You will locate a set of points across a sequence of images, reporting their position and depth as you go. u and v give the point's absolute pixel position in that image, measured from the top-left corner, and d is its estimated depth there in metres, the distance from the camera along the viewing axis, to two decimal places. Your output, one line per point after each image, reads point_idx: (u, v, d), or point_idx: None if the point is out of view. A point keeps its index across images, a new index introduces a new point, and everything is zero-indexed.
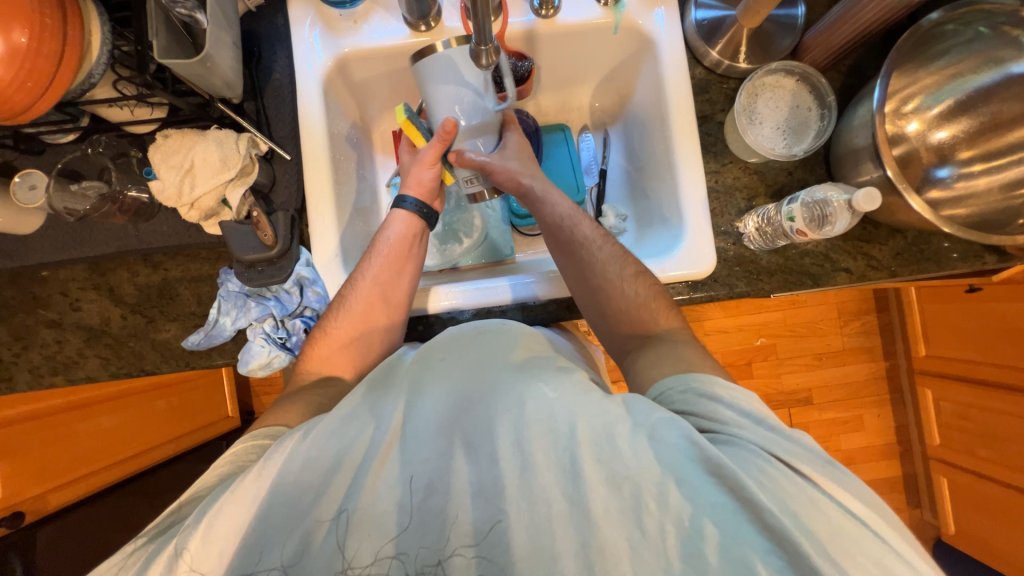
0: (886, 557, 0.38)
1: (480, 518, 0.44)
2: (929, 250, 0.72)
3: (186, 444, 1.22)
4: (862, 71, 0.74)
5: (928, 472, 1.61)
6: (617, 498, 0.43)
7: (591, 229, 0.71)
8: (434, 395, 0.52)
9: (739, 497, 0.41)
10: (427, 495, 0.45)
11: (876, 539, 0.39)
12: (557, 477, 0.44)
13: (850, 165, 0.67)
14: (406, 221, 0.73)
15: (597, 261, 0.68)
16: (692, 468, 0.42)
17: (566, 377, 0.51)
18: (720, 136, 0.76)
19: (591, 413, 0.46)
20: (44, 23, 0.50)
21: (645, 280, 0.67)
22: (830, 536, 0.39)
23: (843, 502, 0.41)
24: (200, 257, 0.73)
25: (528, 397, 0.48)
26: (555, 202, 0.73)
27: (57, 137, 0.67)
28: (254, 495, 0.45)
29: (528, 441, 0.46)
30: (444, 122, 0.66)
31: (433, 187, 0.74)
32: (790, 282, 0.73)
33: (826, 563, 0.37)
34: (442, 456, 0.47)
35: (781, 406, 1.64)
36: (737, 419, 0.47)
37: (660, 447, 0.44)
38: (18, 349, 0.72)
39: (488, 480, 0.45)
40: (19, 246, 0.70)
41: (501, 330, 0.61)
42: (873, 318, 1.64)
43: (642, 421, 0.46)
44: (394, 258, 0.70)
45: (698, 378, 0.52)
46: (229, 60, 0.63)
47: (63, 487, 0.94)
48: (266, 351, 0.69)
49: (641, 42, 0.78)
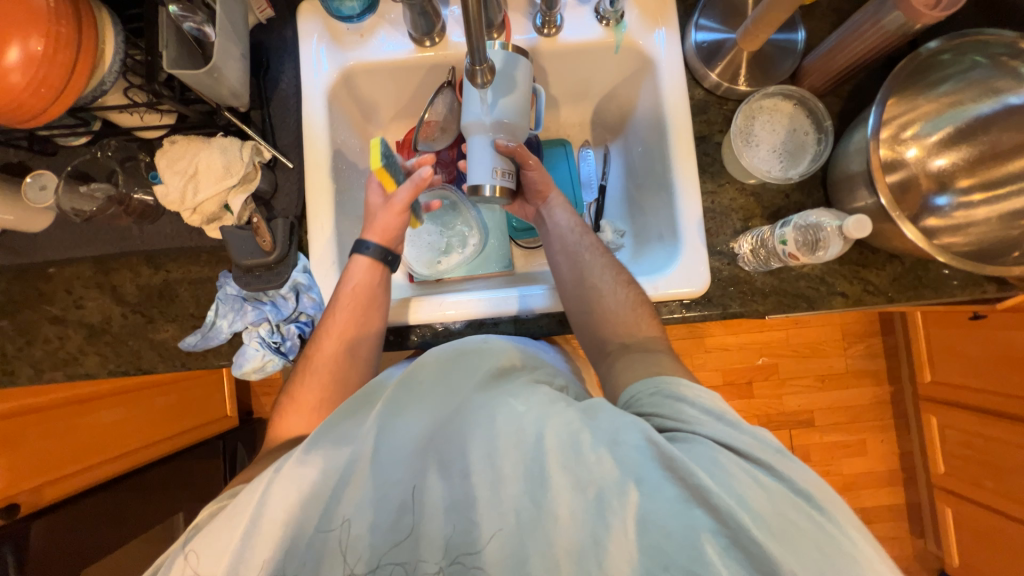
0: (825, 533, 0.43)
1: (453, 529, 0.48)
2: (928, 277, 0.72)
3: (184, 442, 1.23)
4: (861, 96, 0.74)
5: (932, 501, 1.57)
6: (583, 503, 0.46)
7: (592, 242, 0.76)
8: (411, 413, 0.55)
9: (694, 492, 0.44)
10: (403, 513, 0.49)
11: (818, 517, 0.43)
12: (525, 486, 0.48)
13: (846, 190, 0.67)
14: (368, 269, 0.72)
15: (595, 269, 0.73)
16: (651, 468, 0.46)
17: (535, 389, 0.55)
18: (718, 156, 0.77)
19: (557, 423, 0.50)
20: (59, 32, 0.52)
21: (636, 289, 0.70)
22: (774, 518, 0.43)
23: (790, 486, 0.45)
24: (201, 260, 0.74)
25: (498, 415, 0.52)
26: (565, 214, 0.78)
27: (70, 139, 0.69)
28: (235, 527, 0.48)
29: (499, 456, 0.49)
30: (423, 171, 0.72)
31: (397, 233, 0.75)
32: (785, 304, 0.73)
33: (768, 541, 0.42)
34: (417, 471, 0.51)
35: (781, 427, 1.61)
36: (698, 417, 0.51)
37: (622, 450, 0.47)
38: (21, 344, 0.74)
39: (461, 493, 0.49)
40: (29, 243, 0.72)
41: (480, 349, 0.61)
42: (878, 341, 1.62)
43: (605, 427, 0.49)
44: (357, 313, 0.69)
45: (666, 380, 0.56)
46: (236, 71, 0.65)
47: (63, 479, 0.95)
48: (260, 354, 0.71)
49: (642, 62, 0.79)
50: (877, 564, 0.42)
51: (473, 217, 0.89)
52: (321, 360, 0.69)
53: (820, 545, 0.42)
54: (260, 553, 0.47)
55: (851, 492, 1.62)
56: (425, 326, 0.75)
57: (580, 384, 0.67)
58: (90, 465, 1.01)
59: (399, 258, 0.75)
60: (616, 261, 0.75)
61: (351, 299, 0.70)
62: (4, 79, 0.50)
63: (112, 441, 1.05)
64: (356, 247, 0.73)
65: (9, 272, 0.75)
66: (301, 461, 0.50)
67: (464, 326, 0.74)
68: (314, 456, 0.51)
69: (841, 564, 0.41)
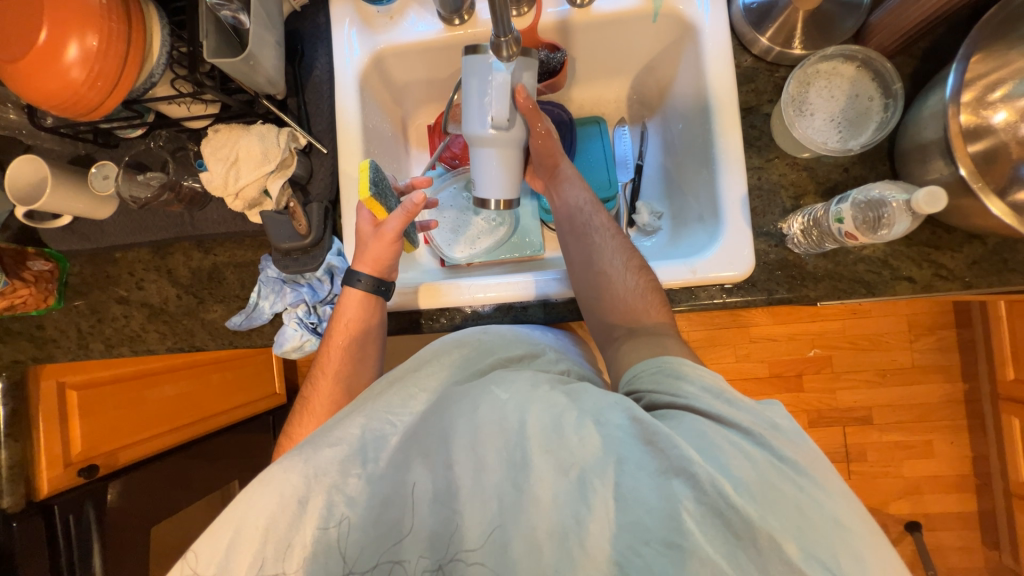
0: (806, 494, 0.44)
1: (438, 517, 0.50)
2: (1015, 260, 0.63)
3: (240, 416, 1.32)
4: (937, 57, 0.66)
5: (1010, 512, 1.42)
6: (565, 484, 0.47)
7: (605, 222, 0.72)
8: (395, 406, 0.56)
9: (674, 463, 0.46)
10: (383, 508, 0.51)
11: (800, 480, 0.45)
12: (507, 470, 0.49)
13: (917, 162, 0.60)
14: (359, 302, 0.72)
15: (601, 249, 0.70)
16: (631, 445, 0.47)
17: (516, 375, 0.56)
18: (766, 129, 0.71)
19: (538, 409, 0.51)
20: (110, 27, 0.55)
21: (647, 276, 0.67)
22: (758, 485, 0.44)
23: (776, 453, 0.46)
24: (245, 244, 0.79)
25: (482, 403, 0.53)
26: (577, 190, 0.75)
27: (128, 132, 0.73)
28: (227, 528, 0.49)
29: (481, 444, 0.51)
30: (414, 196, 0.69)
31: (389, 263, 0.72)
32: (840, 290, 0.66)
33: (752, 508, 0.43)
34: (402, 464, 0.52)
35: (833, 424, 1.51)
36: (696, 393, 0.51)
37: (605, 428, 0.49)
38: (94, 322, 0.81)
39: (445, 480, 0.51)
40: (95, 229, 0.78)
41: (478, 342, 0.64)
42: (951, 334, 1.47)
43: (587, 407, 0.51)
44: (352, 348, 0.72)
45: (668, 359, 0.56)
46: (271, 59, 0.66)
47: (132, 445, 1.05)
48: (298, 334, 0.75)
49: (683, 29, 0.74)
50: (855, 521, 0.44)
51: None
52: (318, 399, 0.72)
53: (800, 507, 0.44)
54: (252, 549, 0.48)
55: (913, 497, 1.50)
56: (453, 310, 0.75)
57: (587, 369, 0.67)
58: (156, 433, 1.10)
59: (392, 286, 0.73)
60: (628, 244, 0.71)
61: (345, 335, 0.72)
62: (64, 74, 0.54)
63: (175, 413, 1.14)
64: (346, 278, 0.71)
65: (81, 256, 0.82)
66: (284, 467, 0.51)
67: (492, 310, 0.74)
68: (298, 461, 0.51)
69: (820, 521, 0.43)
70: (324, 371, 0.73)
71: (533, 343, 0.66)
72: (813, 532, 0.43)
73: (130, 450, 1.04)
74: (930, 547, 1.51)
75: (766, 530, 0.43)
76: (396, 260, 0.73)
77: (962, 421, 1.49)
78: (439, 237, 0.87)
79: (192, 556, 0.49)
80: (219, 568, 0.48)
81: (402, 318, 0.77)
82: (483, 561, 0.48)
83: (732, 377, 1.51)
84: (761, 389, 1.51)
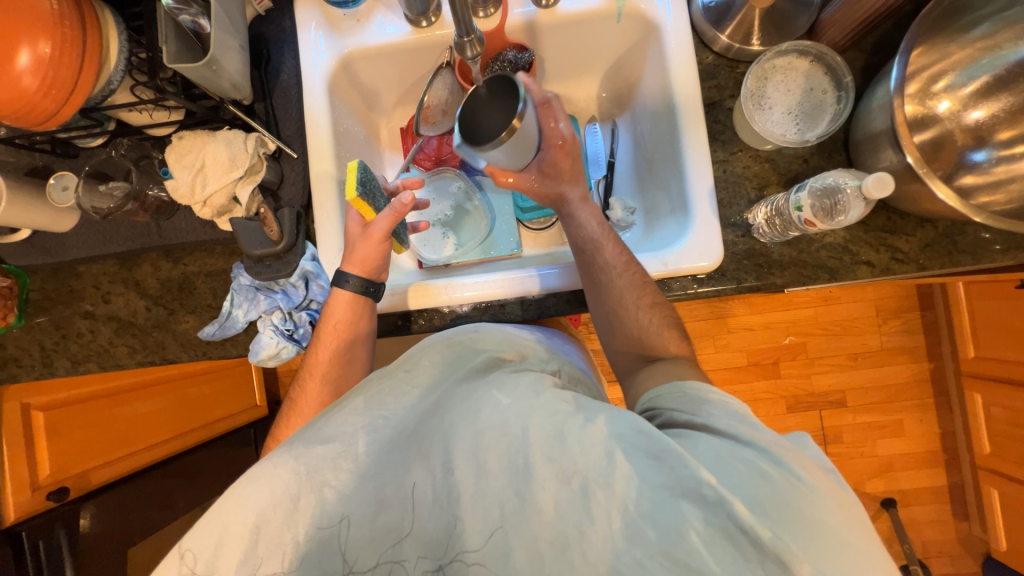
0: (822, 519, 0.42)
1: (438, 523, 0.48)
2: (965, 241, 0.67)
3: (224, 427, 1.29)
4: (885, 49, 0.69)
5: (977, 483, 1.49)
6: (567, 493, 0.46)
7: (614, 255, 0.69)
8: (390, 403, 0.56)
9: (682, 481, 0.44)
10: (381, 510, 0.49)
11: (816, 501, 0.43)
12: (510, 478, 0.48)
13: (869, 150, 0.63)
14: (348, 304, 0.71)
15: (615, 290, 0.67)
16: (640, 458, 0.46)
17: (519, 380, 0.55)
18: (729, 123, 0.73)
19: (540, 416, 0.50)
20: (64, 34, 0.53)
21: (661, 312, 0.67)
22: (769, 502, 0.42)
23: (795, 475, 0.44)
24: (216, 252, 0.77)
25: (483, 406, 0.52)
26: (583, 225, 0.71)
27: (87, 141, 0.71)
28: (216, 522, 0.48)
29: (484, 449, 0.49)
30: (403, 196, 0.69)
31: (377, 264, 0.71)
32: (805, 276, 0.69)
33: (763, 526, 0.41)
34: (403, 467, 0.51)
35: (810, 409, 1.56)
36: (721, 417, 0.50)
37: (614, 439, 0.47)
38: (57, 338, 0.79)
39: (446, 486, 0.50)
40: (57, 242, 0.75)
41: (471, 338, 0.63)
42: (916, 317, 1.53)
43: (594, 413, 0.50)
44: (341, 351, 0.72)
45: (694, 387, 0.55)
46: (235, 62, 0.66)
47: (107, 464, 1.01)
48: (275, 342, 0.74)
49: (647, 27, 0.76)
50: (871, 550, 0.42)
51: (479, 200, 0.89)
52: (306, 401, 0.72)
53: (814, 529, 0.42)
54: (239, 548, 0.48)
55: (887, 475, 1.56)
56: (432, 311, 0.75)
57: (579, 371, 0.68)
58: (126, 453, 1.05)
59: (381, 287, 0.72)
60: (642, 275, 0.68)
61: (334, 339, 0.72)
62: (16, 82, 0.52)
63: (148, 431, 1.09)
64: (335, 280, 0.71)
65: (42, 271, 0.79)
66: (273, 464, 0.51)
67: (471, 309, 0.75)
68: (290, 457, 0.51)
69: (838, 549, 0.41)
70: (312, 372, 0.72)
71: (513, 334, 0.66)
72: (828, 559, 0.40)
73: (104, 471, 1.00)
74: (905, 523, 1.56)
75: (776, 551, 0.40)
76: (384, 260, 0.72)
77: (930, 399, 1.55)
78: (419, 239, 0.86)
79: (173, 560, 0.48)
80: (208, 565, 0.47)
81: (383, 321, 0.77)
82: (483, 562, 0.46)
83: (712, 367, 1.55)
84: (740, 377, 1.55)
